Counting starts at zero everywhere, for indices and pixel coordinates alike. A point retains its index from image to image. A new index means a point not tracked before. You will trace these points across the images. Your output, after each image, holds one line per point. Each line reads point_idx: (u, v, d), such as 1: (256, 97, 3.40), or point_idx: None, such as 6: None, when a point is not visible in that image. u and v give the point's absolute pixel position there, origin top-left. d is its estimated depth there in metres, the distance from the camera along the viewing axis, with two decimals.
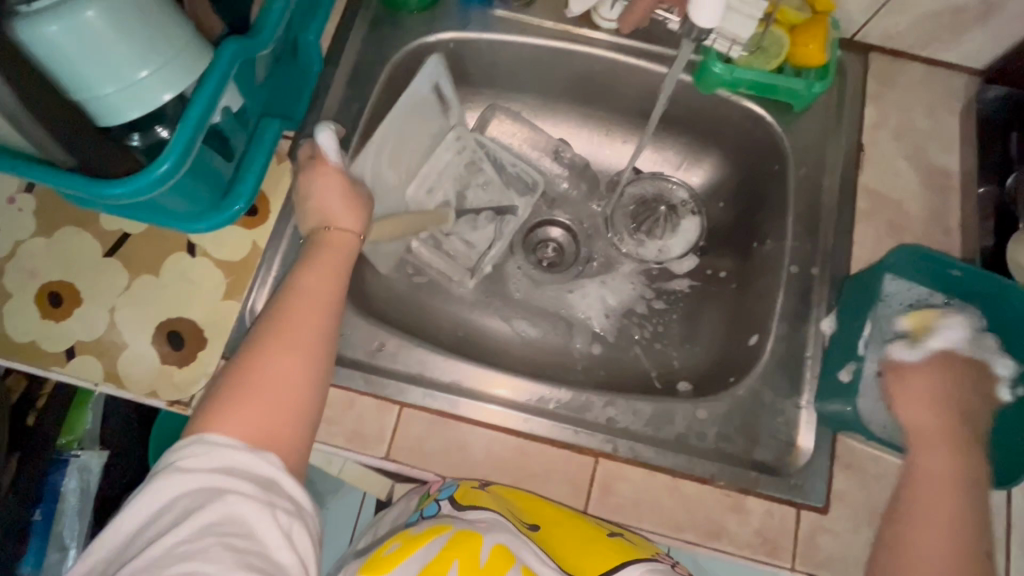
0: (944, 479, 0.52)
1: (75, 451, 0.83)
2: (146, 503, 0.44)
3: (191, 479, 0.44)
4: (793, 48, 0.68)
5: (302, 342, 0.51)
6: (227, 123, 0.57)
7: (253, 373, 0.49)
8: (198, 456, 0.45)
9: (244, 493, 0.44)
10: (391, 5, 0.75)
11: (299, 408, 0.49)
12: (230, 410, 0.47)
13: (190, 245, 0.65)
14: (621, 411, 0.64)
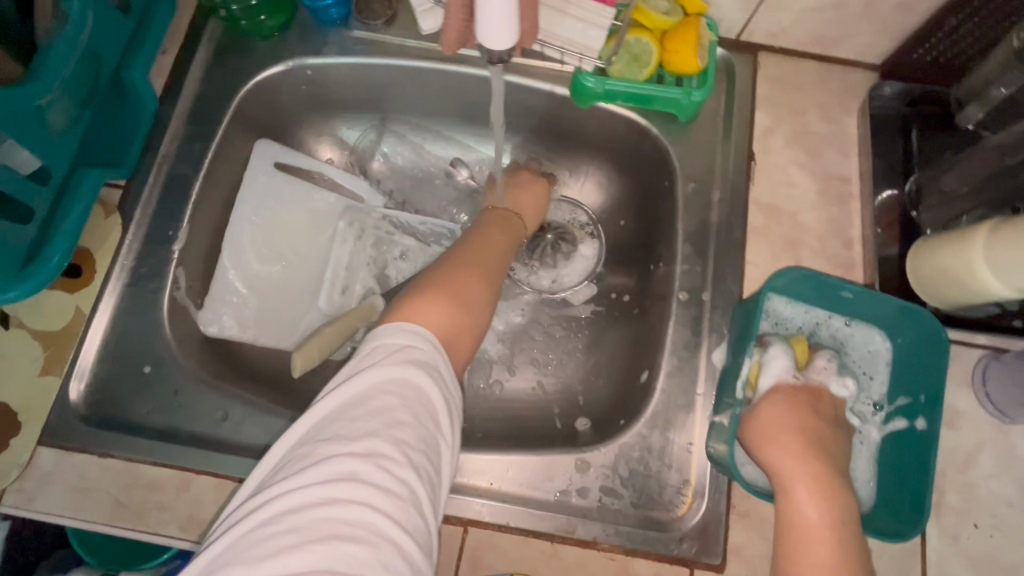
0: (816, 517, 0.46)
1: None
2: (356, 386, 0.40)
3: (411, 380, 0.41)
4: (664, 55, 0.62)
5: (484, 268, 0.57)
6: (13, 177, 0.51)
7: (456, 282, 0.53)
8: (420, 353, 0.43)
9: (439, 404, 0.41)
10: (237, 31, 0.69)
11: (465, 329, 0.50)
12: (426, 304, 0.48)
13: (3, 316, 0.58)
14: (495, 469, 0.58)
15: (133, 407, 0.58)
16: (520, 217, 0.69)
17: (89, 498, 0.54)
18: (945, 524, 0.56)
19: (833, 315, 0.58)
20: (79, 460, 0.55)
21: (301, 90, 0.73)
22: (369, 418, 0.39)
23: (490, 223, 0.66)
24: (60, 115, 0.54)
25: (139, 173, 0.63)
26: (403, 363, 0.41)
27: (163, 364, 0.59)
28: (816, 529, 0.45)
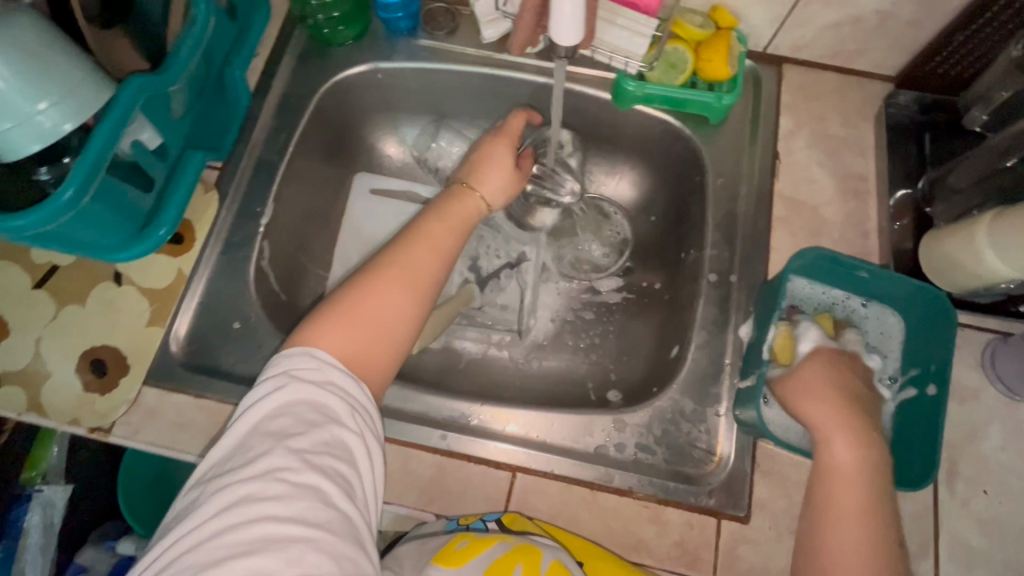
0: (849, 467, 0.51)
1: (38, 485, 0.91)
2: (252, 418, 0.43)
3: (305, 399, 0.44)
4: (698, 63, 0.71)
5: (403, 274, 0.53)
6: (140, 154, 0.60)
7: (365, 296, 0.50)
8: (313, 369, 0.45)
9: (345, 408, 0.44)
10: (318, 39, 0.79)
11: (380, 342, 0.49)
12: (331, 325, 0.48)
13: (116, 274, 0.67)
14: (540, 424, 0.64)
15: (223, 357, 0.66)
16: (479, 191, 0.66)
17: (185, 433, 0.61)
18: (955, 489, 0.60)
19: (851, 296, 0.65)
20: (178, 400, 0.62)
21: (370, 91, 0.82)
22: (268, 444, 0.42)
23: (445, 203, 0.63)
24: (179, 102, 0.63)
25: (233, 156, 0.72)
26: (292, 386, 0.44)
27: (249, 321, 0.67)
28: (850, 481, 0.50)
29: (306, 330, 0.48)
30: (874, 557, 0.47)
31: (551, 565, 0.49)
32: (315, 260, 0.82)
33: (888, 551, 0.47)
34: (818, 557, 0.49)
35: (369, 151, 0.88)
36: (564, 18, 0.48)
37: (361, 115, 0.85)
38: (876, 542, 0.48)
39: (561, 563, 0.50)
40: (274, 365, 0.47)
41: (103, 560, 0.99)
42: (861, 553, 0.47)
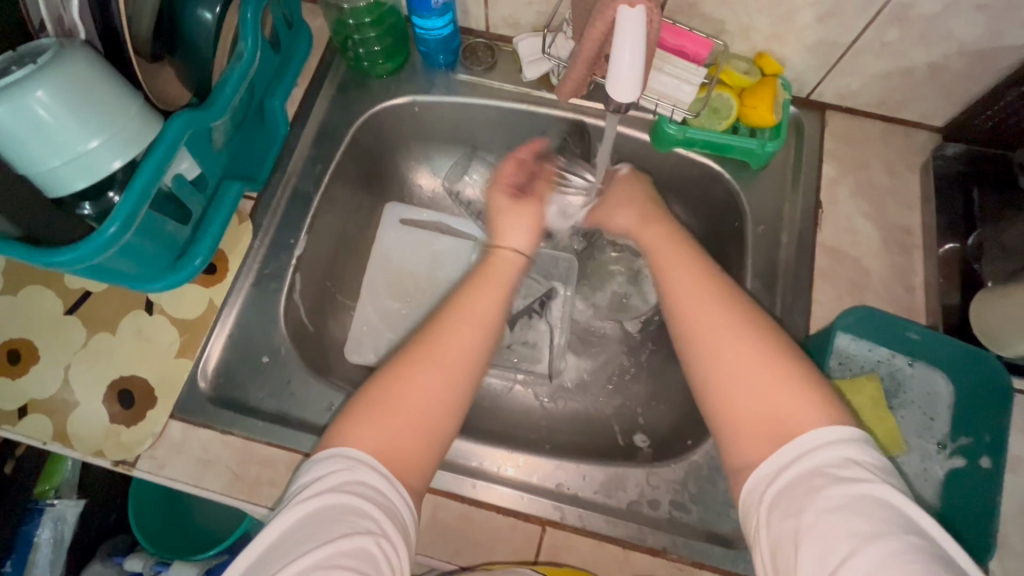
0: (701, 306, 0.54)
1: (51, 500, 0.91)
2: (277, 524, 0.43)
3: (330, 504, 0.43)
4: (742, 110, 0.69)
5: (442, 362, 0.52)
6: (181, 187, 0.60)
7: (405, 386, 0.50)
8: (344, 471, 0.45)
9: (368, 514, 0.43)
10: (357, 70, 0.79)
11: (419, 436, 0.49)
12: (367, 420, 0.48)
13: (148, 303, 0.66)
14: (570, 475, 0.62)
15: (251, 391, 0.65)
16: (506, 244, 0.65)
17: (210, 469, 0.60)
18: (1008, 566, 0.57)
19: (897, 354, 0.62)
20: (204, 435, 0.62)
21: (405, 122, 0.82)
22: (289, 556, 0.41)
23: (479, 270, 0.62)
24: (221, 134, 0.63)
25: (268, 186, 0.72)
26: (318, 488, 0.44)
27: (278, 355, 0.67)
28: (717, 332, 0.52)
29: (342, 422, 0.49)
30: (772, 369, 0.48)
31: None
32: (343, 290, 0.81)
33: (790, 366, 0.48)
34: (713, 378, 0.50)
35: (401, 181, 0.88)
36: (623, 72, 0.49)
37: (394, 146, 0.85)
38: (773, 359, 0.49)
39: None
40: (312, 461, 0.47)
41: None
42: (764, 362, 0.48)
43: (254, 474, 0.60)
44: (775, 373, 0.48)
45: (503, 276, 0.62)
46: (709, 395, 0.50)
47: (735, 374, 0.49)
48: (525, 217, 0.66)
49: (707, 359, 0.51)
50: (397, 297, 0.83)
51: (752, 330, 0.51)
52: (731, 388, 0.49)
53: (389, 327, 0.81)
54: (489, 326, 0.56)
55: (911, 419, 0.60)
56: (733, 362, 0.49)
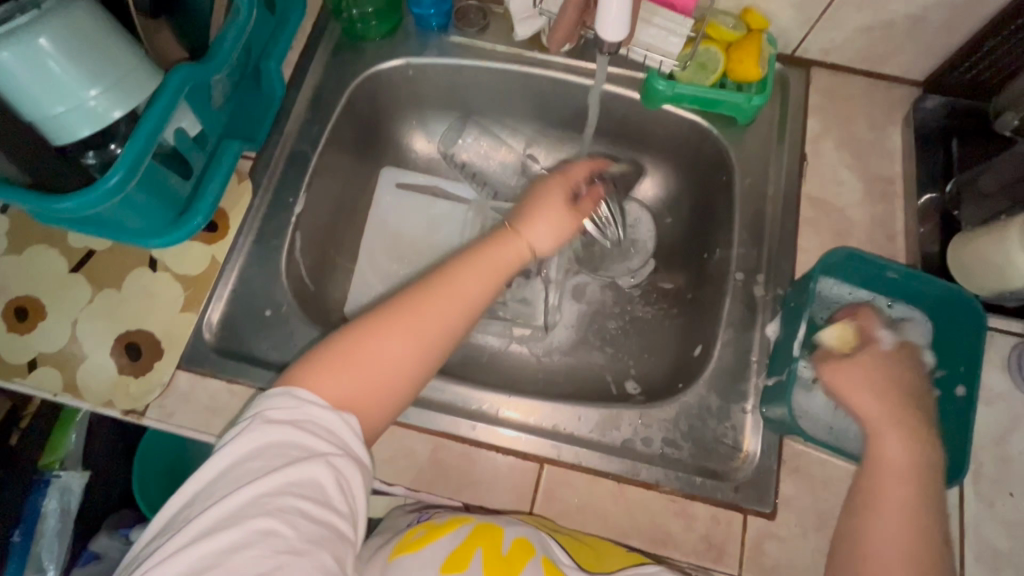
0: (889, 440, 0.53)
1: (56, 471, 0.91)
2: (228, 454, 0.44)
3: (280, 435, 0.44)
4: (729, 64, 0.71)
5: (411, 324, 0.52)
6: (182, 142, 0.61)
7: (369, 343, 0.50)
8: (289, 408, 0.45)
9: (317, 445, 0.45)
10: (352, 34, 0.80)
11: (377, 395, 0.49)
12: (328, 370, 0.48)
13: (152, 260, 0.68)
14: (567, 417, 0.65)
15: (256, 343, 0.67)
16: (524, 234, 0.64)
17: (218, 417, 0.62)
18: (981, 491, 0.60)
19: (878, 296, 0.65)
20: (211, 385, 0.63)
21: (400, 86, 0.83)
22: (239, 482, 0.43)
23: (483, 246, 0.61)
24: (220, 91, 0.64)
25: (267, 147, 0.74)
26: (267, 422, 0.45)
27: (280, 309, 0.68)
28: (892, 497, 0.51)
29: (302, 369, 0.49)
30: (912, 489, 0.51)
31: (513, 544, 0.50)
32: (342, 251, 0.82)
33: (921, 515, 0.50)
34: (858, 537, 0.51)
35: (397, 146, 0.89)
36: (611, 14, 0.52)
37: (390, 110, 0.86)
38: (912, 460, 0.52)
39: (525, 539, 0.51)
40: (263, 395, 0.48)
41: (115, 547, 0.97)
42: (907, 472, 0.52)
43: None
44: (908, 540, 0.49)
45: (508, 260, 0.60)
46: (876, 492, 0.52)
47: (877, 544, 0.50)
48: (558, 230, 0.66)
49: (870, 451, 0.54)
50: (395, 259, 0.84)
51: (905, 424, 0.53)
52: (868, 563, 0.49)
53: (388, 288, 0.83)
54: (471, 307, 0.56)
55: None
56: (889, 483, 0.52)
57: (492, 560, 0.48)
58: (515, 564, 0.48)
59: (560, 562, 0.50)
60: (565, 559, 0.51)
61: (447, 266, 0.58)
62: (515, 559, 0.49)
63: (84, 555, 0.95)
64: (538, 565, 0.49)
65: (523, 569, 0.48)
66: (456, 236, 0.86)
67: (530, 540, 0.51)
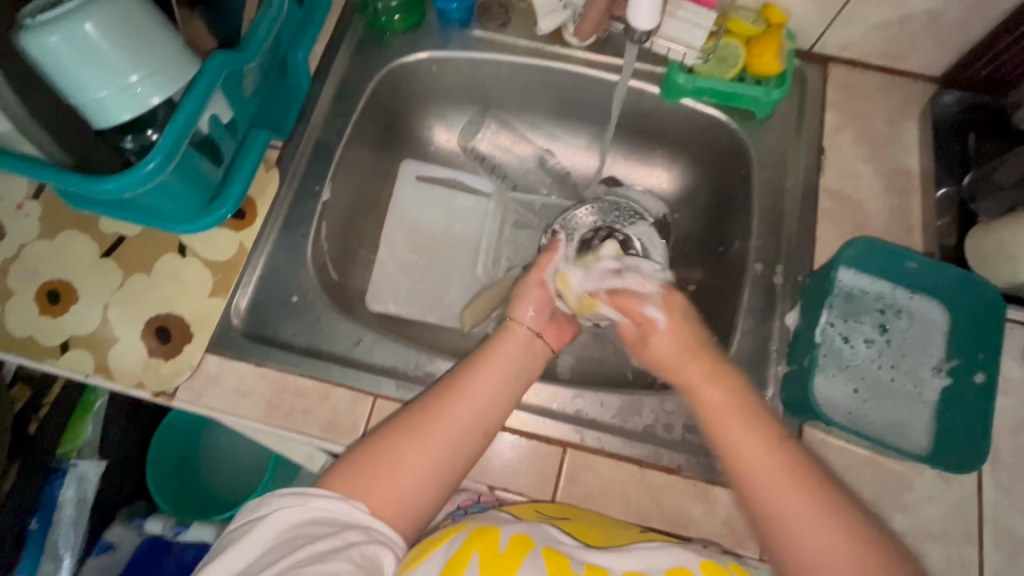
0: (753, 449, 0.52)
1: (74, 460, 0.90)
2: (239, 556, 0.47)
3: (289, 528, 0.47)
4: (749, 58, 0.72)
5: (433, 443, 0.53)
6: (215, 129, 0.62)
7: (391, 460, 0.51)
8: (296, 506, 0.48)
9: (326, 527, 0.48)
10: (376, 27, 0.81)
11: (400, 512, 0.50)
12: (347, 482, 0.50)
13: (181, 246, 0.69)
14: (588, 403, 0.65)
15: (283, 327, 0.68)
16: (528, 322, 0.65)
17: (246, 399, 0.63)
18: (1000, 480, 0.61)
19: (898, 288, 0.66)
20: (239, 367, 0.65)
21: (421, 80, 0.85)
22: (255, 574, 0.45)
23: (496, 341, 0.62)
24: (251, 80, 0.66)
25: (293, 137, 0.75)
26: (271, 521, 0.48)
27: (307, 296, 0.69)
28: (770, 477, 0.51)
29: (325, 479, 0.51)
30: (777, 477, 0.50)
31: (510, 541, 0.48)
32: (363, 241, 0.84)
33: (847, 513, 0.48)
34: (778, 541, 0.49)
35: (418, 140, 0.91)
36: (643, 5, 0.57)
37: (412, 104, 0.88)
38: (775, 459, 0.51)
39: (523, 535, 0.49)
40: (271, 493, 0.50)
41: (130, 538, 1.00)
42: (760, 459, 0.51)
43: (289, 403, 0.64)
44: (802, 502, 0.49)
45: (518, 350, 0.61)
46: (737, 484, 0.52)
47: (774, 520, 0.49)
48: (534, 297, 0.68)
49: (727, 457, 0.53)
50: (414, 249, 0.86)
51: (758, 424, 0.53)
52: (795, 547, 0.48)
53: (407, 278, 0.84)
54: (489, 408, 0.56)
55: (904, 349, 0.64)
56: (753, 468, 0.51)
57: (489, 560, 0.46)
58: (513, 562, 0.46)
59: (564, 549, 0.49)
60: (570, 543, 0.49)
61: (464, 367, 0.59)
62: (513, 556, 0.47)
63: (100, 543, 0.97)
64: (538, 556, 0.47)
65: (521, 565, 0.46)
66: (477, 225, 0.87)
67: (529, 533, 0.49)
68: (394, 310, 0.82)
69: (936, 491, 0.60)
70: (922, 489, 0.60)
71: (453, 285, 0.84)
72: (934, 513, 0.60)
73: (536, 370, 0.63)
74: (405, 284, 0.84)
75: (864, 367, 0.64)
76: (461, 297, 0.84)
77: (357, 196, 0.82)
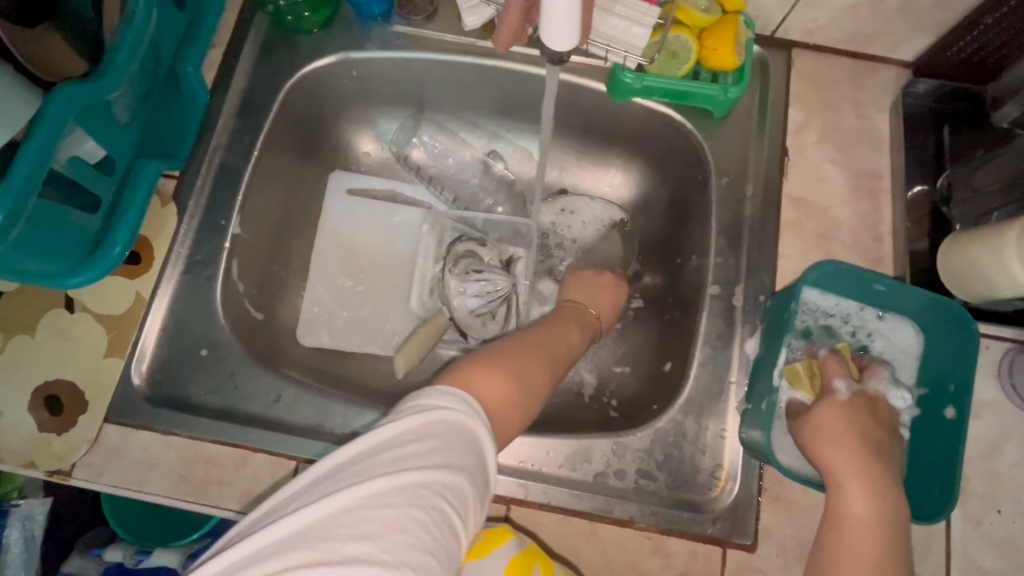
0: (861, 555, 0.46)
1: (14, 502, 0.83)
2: (377, 439, 0.40)
3: (438, 424, 0.42)
4: (702, 52, 0.64)
5: (544, 357, 0.57)
6: (83, 170, 0.53)
7: (504, 366, 0.52)
8: (451, 408, 0.43)
9: (453, 439, 0.41)
10: (283, 26, 0.71)
11: (512, 407, 0.49)
12: (476, 376, 0.49)
13: (68, 299, 0.61)
14: (534, 451, 0.60)
15: (193, 386, 0.61)
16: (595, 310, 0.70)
17: (154, 472, 0.57)
18: (968, 510, 0.58)
19: (866, 308, 0.60)
20: (144, 437, 0.58)
21: (341, 84, 0.75)
22: (403, 467, 0.39)
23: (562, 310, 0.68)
24: (125, 107, 0.56)
25: (191, 163, 0.65)
26: (431, 412, 0.42)
27: (218, 347, 0.62)
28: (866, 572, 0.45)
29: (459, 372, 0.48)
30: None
31: (525, 555, 0.51)
32: (289, 270, 0.76)
33: None
34: None
35: (346, 149, 0.81)
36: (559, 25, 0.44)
37: (334, 110, 0.78)
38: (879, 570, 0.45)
39: (571, 566, 0.52)
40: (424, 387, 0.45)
41: (91, 567, 0.92)
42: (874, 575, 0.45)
43: (202, 473, 0.57)
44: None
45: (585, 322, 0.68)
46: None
47: None
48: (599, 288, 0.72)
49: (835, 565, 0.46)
50: (348, 273, 0.78)
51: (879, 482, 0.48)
52: None
53: (342, 306, 0.77)
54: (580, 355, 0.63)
55: None
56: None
57: None
58: None
59: None
60: None
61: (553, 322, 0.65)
62: None
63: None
64: None
65: None
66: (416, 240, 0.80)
67: None
68: (329, 344, 0.75)
69: None
70: None
71: (394, 310, 0.78)
72: None
73: (591, 330, 0.68)
74: (341, 314, 0.77)
75: None
76: (401, 324, 0.77)
77: (277, 222, 0.74)
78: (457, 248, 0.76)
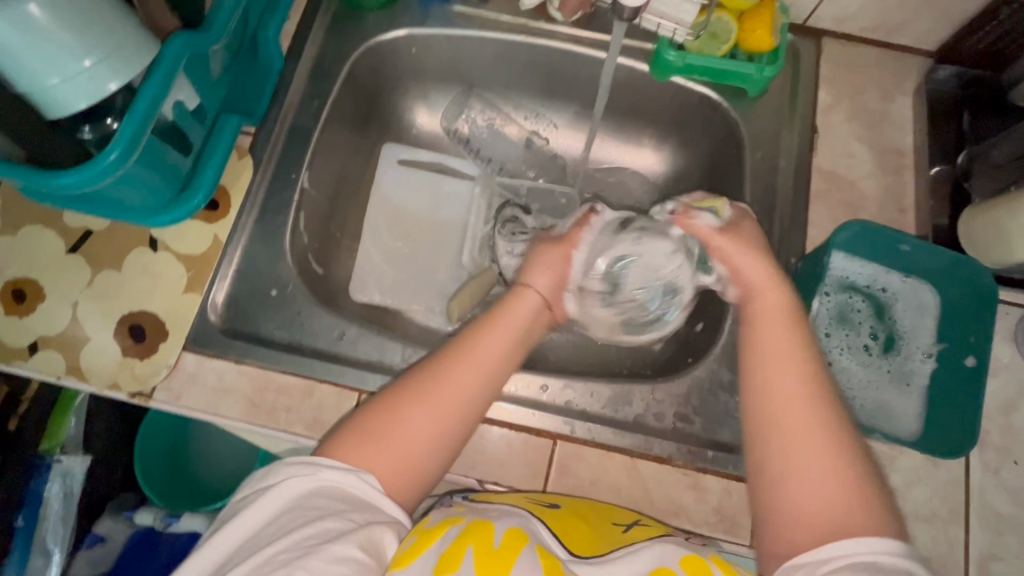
0: (787, 393, 0.50)
1: (56, 456, 0.81)
2: (233, 532, 0.45)
3: (298, 497, 0.45)
4: (742, 34, 0.69)
5: (435, 402, 0.51)
6: (181, 115, 0.59)
7: (394, 423, 0.49)
8: (304, 476, 0.46)
9: (329, 502, 0.45)
10: (351, 2, 0.77)
11: (400, 472, 0.48)
12: (355, 444, 0.48)
13: (152, 239, 0.66)
14: (579, 393, 0.65)
15: (263, 323, 0.66)
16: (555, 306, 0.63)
17: (228, 398, 0.62)
18: (986, 461, 0.61)
19: (892, 271, 0.65)
20: (218, 365, 0.62)
21: (400, 59, 0.81)
22: (260, 544, 0.43)
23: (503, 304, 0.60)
24: (218, 62, 0.62)
25: (266, 121, 0.71)
26: (280, 488, 0.46)
27: (286, 289, 0.67)
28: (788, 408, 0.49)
29: (331, 442, 0.49)
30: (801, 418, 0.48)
31: (504, 536, 0.46)
32: (345, 230, 0.81)
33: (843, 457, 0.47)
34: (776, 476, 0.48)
35: (399, 122, 0.87)
36: None
37: (391, 84, 0.84)
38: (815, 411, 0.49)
39: (517, 529, 0.47)
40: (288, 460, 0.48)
41: (121, 530, 0.91)
42: (799, 409, 0.49)
43: (272, 401, 0.62)
44: (812, 435, 0.48)
45: (526, 319, 0.59)
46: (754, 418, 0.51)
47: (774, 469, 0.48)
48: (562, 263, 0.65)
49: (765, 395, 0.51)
50: (398, 236, 0.83)
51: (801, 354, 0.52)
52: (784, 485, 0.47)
53: (392, 266, 0.82)
54: (496, 371, 0.55)
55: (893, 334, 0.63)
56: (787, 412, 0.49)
57: (484, 556, 0.44)
58: (508, 558, 0.44)
59: (556, 554, 0.46)
60: (561, 551, 0.46)
61: (468, 333, 0.57)
62: (508, 550, 0.45)
63: (90, 537, 0.88)
64: (532, 553, 0.45)
65: (514, 565, 0.44)
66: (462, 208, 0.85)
67: (523, 529, 0.47)
68: (380, 300, 0.80)
69: (925, 473, 0.60)
70: (910, 472, 0.60)
71: (440, 271, 0.82)
72: (921, 495, 0.60)
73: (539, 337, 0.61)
74: (390, 273, 0.81)
75: (848, 352, 0.63)
76: (447, 284, 0.82)
77: (336, 183, 0.79)
78: (505, 212, 0.83)
